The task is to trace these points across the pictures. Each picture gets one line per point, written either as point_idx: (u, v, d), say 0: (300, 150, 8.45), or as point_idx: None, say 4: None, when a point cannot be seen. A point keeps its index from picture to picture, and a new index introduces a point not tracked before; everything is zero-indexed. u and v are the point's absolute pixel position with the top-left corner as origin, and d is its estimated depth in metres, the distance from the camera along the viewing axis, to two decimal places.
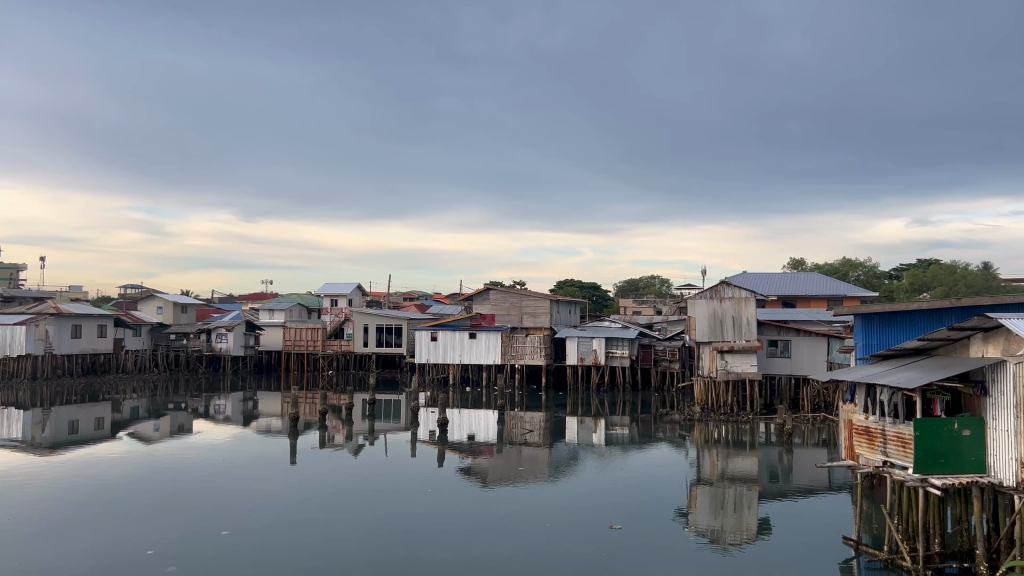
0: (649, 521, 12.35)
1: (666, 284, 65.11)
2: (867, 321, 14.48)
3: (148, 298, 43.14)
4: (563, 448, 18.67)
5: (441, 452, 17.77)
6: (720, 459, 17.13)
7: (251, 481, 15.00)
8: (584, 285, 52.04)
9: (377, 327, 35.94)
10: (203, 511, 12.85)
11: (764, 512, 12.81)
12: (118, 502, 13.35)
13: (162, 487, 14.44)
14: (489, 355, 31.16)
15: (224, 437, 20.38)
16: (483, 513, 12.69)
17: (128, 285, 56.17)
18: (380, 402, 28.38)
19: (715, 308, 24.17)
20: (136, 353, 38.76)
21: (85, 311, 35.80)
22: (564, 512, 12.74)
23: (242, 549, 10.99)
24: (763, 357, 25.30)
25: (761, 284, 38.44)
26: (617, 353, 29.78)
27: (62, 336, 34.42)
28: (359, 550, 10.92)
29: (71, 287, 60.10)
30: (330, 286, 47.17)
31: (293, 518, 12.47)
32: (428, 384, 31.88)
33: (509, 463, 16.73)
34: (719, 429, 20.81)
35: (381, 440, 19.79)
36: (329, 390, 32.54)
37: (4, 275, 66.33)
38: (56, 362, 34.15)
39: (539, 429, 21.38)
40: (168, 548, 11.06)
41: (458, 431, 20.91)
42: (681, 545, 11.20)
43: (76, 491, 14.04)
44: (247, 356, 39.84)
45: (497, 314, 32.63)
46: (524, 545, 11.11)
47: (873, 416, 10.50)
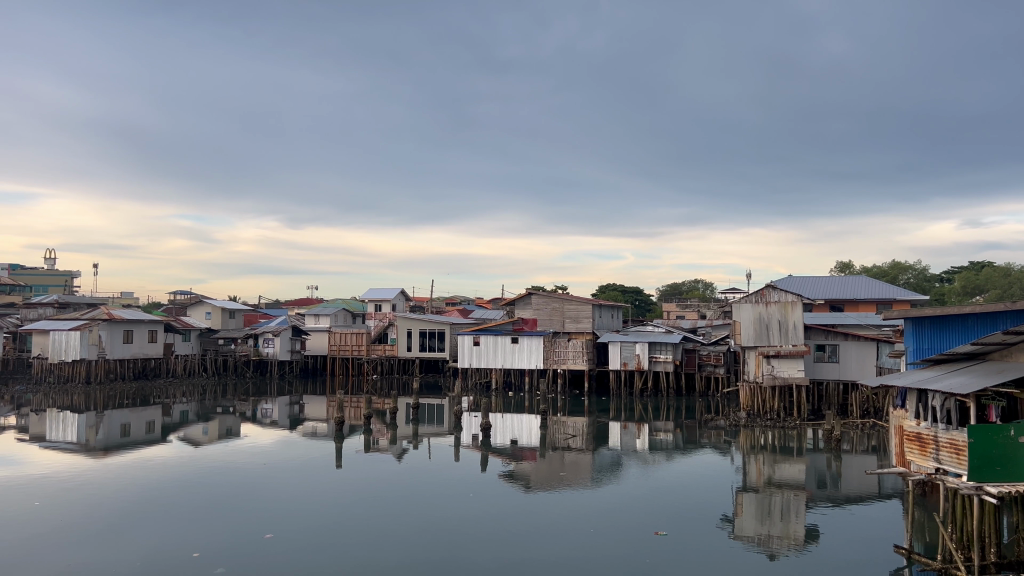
0: (694, 528, 12.15)
1: (710, 289, 64.50)
2: (917, 325, 14.09)
3: (198, 304, 43.90)
4: (606, 453, 18.57)
5: (484, 456, 17.81)
6: (766, 465, 16.85)
7: (296, 483, 15.22)
8: (628, 290, 51.87)
9: (421, 332, 36.17)
10: (244, 512, 13.08)
11: (812, 520, 12.52)
12: (167, 503, 13.65)
13: (208, 490, 14.65)
14: (532, 359, 31.29)
15: (270, 440, 20.68)
16: (523, 517, 12.72)
17: (177, 292, 57.31)
18: (423, 406, 28.53)
19: (761, 311, 23.78)
20: (186, 357, 39.50)
21: (136, 316, 36.54)
22: (611, 518, 12.62)
23: (287, 550, 11.12)
24: (811, 361, 24.87)
25: (808, 288, 37.83)
26: (661, 358, 29.41)
27: (114, 341, 35.22)
28: (400, 552, 11.05)
29: (122, 294, 61.61)
30: (375, 291, 47.63)
31: (335, 520, 12.59)
32: (470, 389, 32.05)
33: (551, 468, 16.63)
34: (765, 435, 20.50)
35: (425, 444, 19.87)
36: (373, 394, 32.81)
37: (58, 282, 68.30)
38: (109, 367, 34.88)
39: (582, 434, 21.26)
40: (214, 549, 11.21)
41: (500, 435, 20.96)
42: (728, 551, 11.05)
43: (125, 494, 14.23)
44: (293, 360, 40.12)
45: (540, 319, 32.36)
46: (563, 548, 11.15)
47: (925, 422, 10.24)
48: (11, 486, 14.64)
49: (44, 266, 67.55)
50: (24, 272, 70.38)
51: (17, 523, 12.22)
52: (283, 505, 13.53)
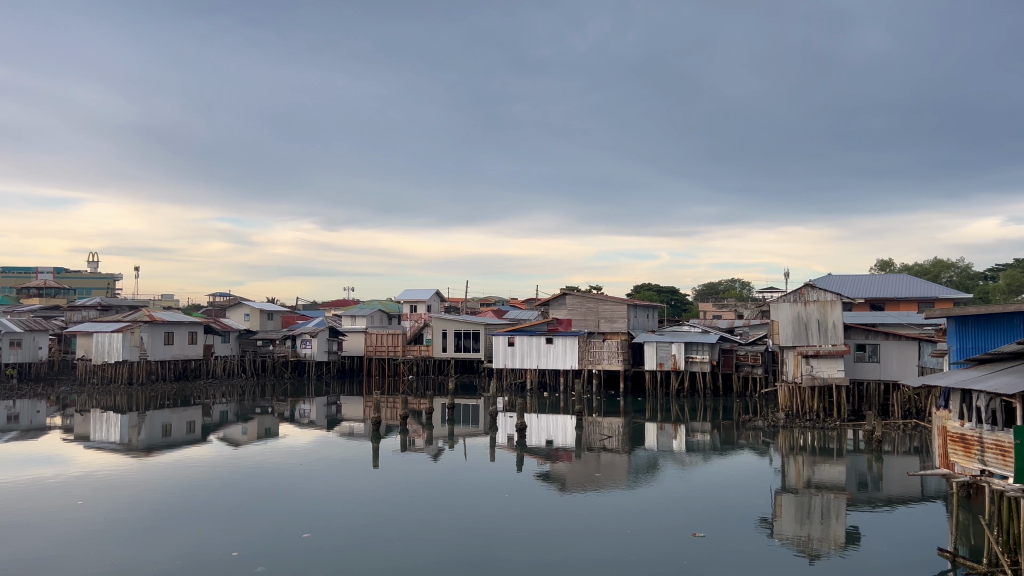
0: (732, 529, 12.04)
1: (747, 288, 63.85)
2: (961, 324, 13.79)
3: (236, 306, 44.44)
4: (642, 453, 18.44)
5: (519, 457, 17.79)
6: (806, 466, 16.60)
7: (331, 483, 15.35)
8: (663, 289, 51.55)
9: (456, 333, 36.25)
10: (282, 512, 13.18)
11: (852, 522, 12.34)
12: (210, 502, 13.83)
13: (247, 490, 14.79)
14: (567, 359, 31.23)
15: (308, 440, 20.84)
16: (557, 517, 12.66)
17: (216, 294, 58.06)
18: (459, 407, 28.62)
19: (799, 311, 23.48)
20: (225, 358, 40.03)
21: (176, 318, 37.11)
22: (647, 519, 12.52)
23: (325, 550, 11.19)
24: (851, 361, 24.51)
25: (847, 287, 37.27)
26: (697, 358, 29.17)
27: (155, 342, 35.82)
28: (434, 551, 11.08)
29: (163, 297, 62.64)
30: (410, 292, 47.84)
31: (371, 520, 12.63)
32: (505, 390, 32.06)
33: (587, 468, 16.55)
34: (804, 436, 20.25)
35: (460, 444, 19.94)
36: (409, 395, 32.96)
37: (101, 285, 69.67)
38: (150, 368, 35.45)
39: (618, 434, 21.12)
40: (252, 548, 11.31)
41: (535, 436, 20.93)
42: (767, 552, 10.92)
43: (166, 493, 14.40)
44: (330, 361, 40.48)
45: (574, 320, 32.26)
46: (599, 548, 11.08)
47: (969, 423, 10.02)
48: (57, 486, 14.94)
49: (87, 269, 69.00)
50: (67, 275, 71.89)
51: (62, 522, 12.46)
52: (321, 505, 13.64)
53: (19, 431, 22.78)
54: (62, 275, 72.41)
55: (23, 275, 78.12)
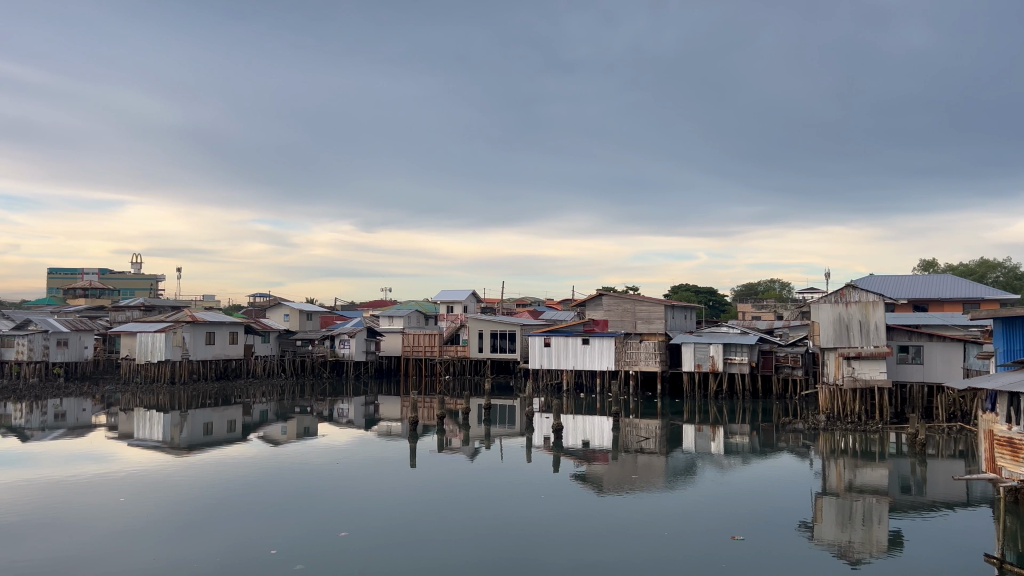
0: (771, 533, 11.85)
1: (786, 288, 63.16)
2: (1008, 325, 13.43)
3: (276, 306, 44.96)
4: (680, 455, 18.32)
5: (556, 457, 17.77)
6: (847, 470, 16.33)
7: (369, 483, 15.42)
8: (701, 290, 51.15)
9: (491, 334, 36.28)
10: (320, 511, 13.25)
11: (896, 526, 12.12)
12: (249, 500, 13.99)
13: (285, 488, 14.91)
14: (603, 360, 31.08)
15: (346, 439, 21.00)
16: (595, 518, 12.58)
17: (256, 295, 58.83)
18: (495, 407, 28.64)
19: (841, 312, 23.13)
20: (265, 358, 40.50)
21: (217, 318, 37.65)
22: (686, 522, 12.36)
23: (363, 549, 11.20)
24: (893, 363, 24.07)
25: (889, 287, 36.64)
26: (736, 359, 28.84)
27: (197, 342, 36.38)
28: (473, 551, 11.07)
29: (205, 297, 63.62)
30: (447, 292, 48.00)
31: (409, 520, 12.64)
32: (542, 391, 32.02)
33: (624, 470, 16.42)
34: (846, 439, 19.90)
35: (496, 444, 19.93)
36: (446, 395, 33.07)
37: (144, 285, 70.98)
38: (192, 368, 35.98)
39: (655, 436, 20.95)
40: (291, 546, 11.38)
41: (572, 437, 20.85)
42: (807, 556, 10.76)
43: (207, 492, 14.55)
44: (368, 361, 40.83)
45: (610, 321, 32.05)
46: (639, 552, 10.94)
47: (1018, 427, 9.75)
48: (101, 483, 15.18)
49: (132, 270, 70.36)
50: (112, 276, 73.41)
51: (106, 519, 12.65)
52: (358, 503, 13.75)
53: (65, 429, 23.24)
54: (106, 276, 73.93)
55: (70, 275, 79.89)
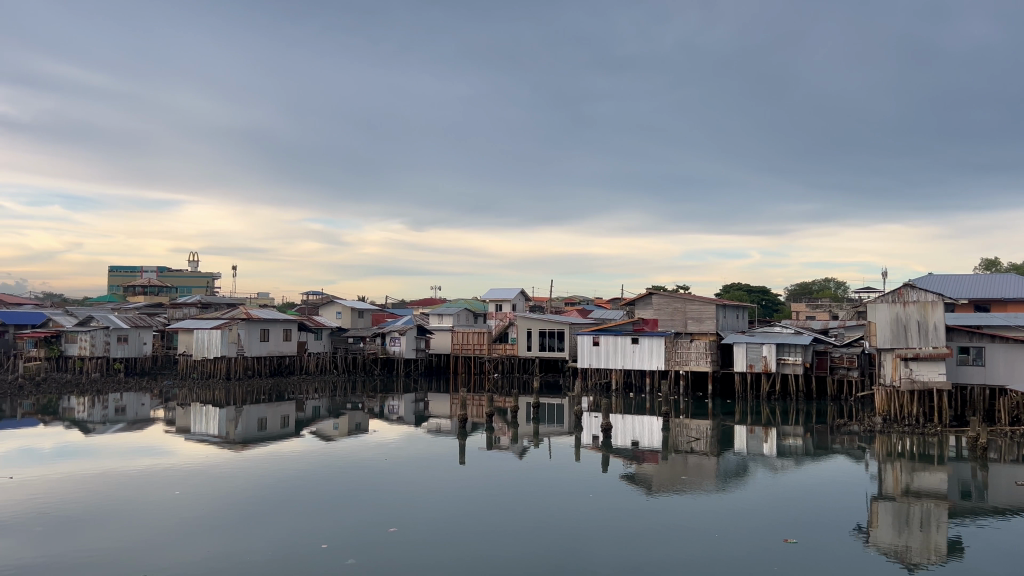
0: (826, 537, 11.56)
1: (841, 288, 61.90)
2: None
3: (328, 304, 45.55)
4: (731, 456, 18.09)
5: (605, 457, 17.63)
6: (904, 473, 15.90)
7: (420, 478, 15.50)
8: (753, 289, 50.46)
9: (540, 332, 36.16)
10: (370, 506, 13.34)
11: (955, 532, 11.74)
12: (301, 494, 14.17)
13: (337, 483, 15.07)
14: (653, 360, 30.76)
15: (396, 436, 21.17)
16: (645, 519, 12.41)
17: (308, 293, 59.66)
18: (544, 405, 28.62)
19: (898, 312, 22.60)
20: (318, 355, 40.96)
21: (271, 316, 38.21)
22: (739, 524, 12.13)
23: (412, 545, 11.24)
24: (953, 364, 23.41)
25: (949, 287, 35.65)
26: (789, 360, 28.33)
27: (252, 339, 37.02)
28: (522, 549, 10.99)
29: (259, 295, 64.82)
30: (496, 291, 48.08)
31: (459, 517, 12.64)
32: (591, 390, 31.92)
33: (674, 471, 16.25)
34: (903, 441, 19.41)
35: (545, 443, 19.83)
36: (494, 393, 33.13)
37: (201, 283, 72.55)
38: (248, 364, 36.61)
39: (706, 437, 20.67)
40: (342, 541, 11.44)
41: (621, 436, 20.68)
42: (863, 560, 10.50)
43: (262, 486, 14.77)
44: (418, 358, 41.06)
45: (661, 319, 31.85)
46: (689, 553, 10.77)
47: None
48: (158, 476, 15.49)
49: (189, 267, 71.75)
50: (170, 274, 75.19)
51: (165, 511, 12.93)
52: (409, 499, 13.83)
53: (125, 423, 23.78)
54: (163, 273, 75.75)
55: (129, 273, 81.77)
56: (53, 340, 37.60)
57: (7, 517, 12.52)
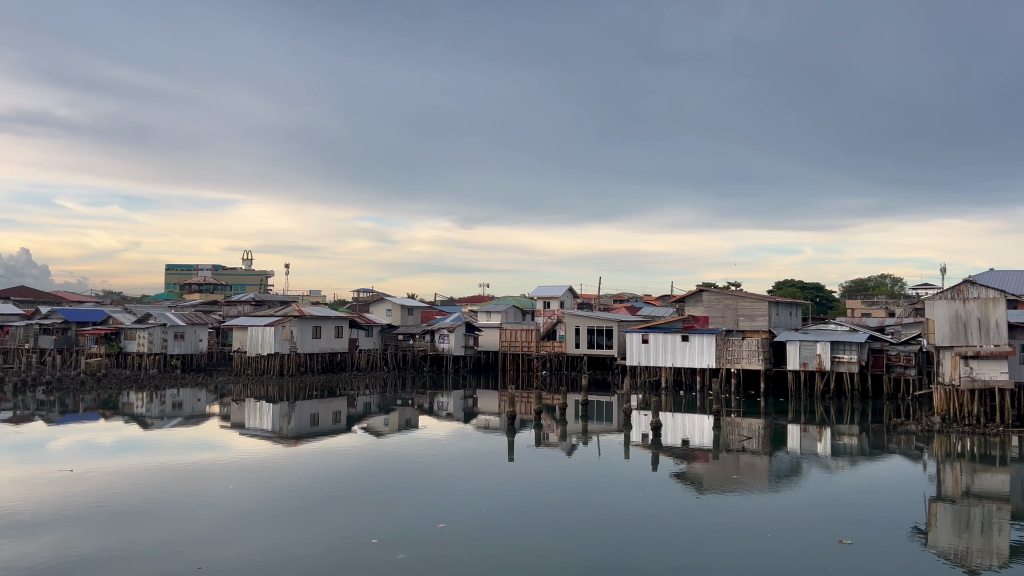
0: (882, 538, 11.27)
1: (899, 284, 60.43)
2: None
3: (378, 302, 45.92)
4: (784, 456, 17.78)
5: (654, 455, 17.45)
6: (964, 474, 15.45)
7: (469, 475, 15.51)
8: (807, 286, 49.59)
9: (589, 329, 35.96)
10: (420, 501, 13.41)
11: (1019, 535, 11.37)
12: (352, 489, 14.29)
13: (386, 478, 15.15)
14: (703, 358, 30.40)
15: (446, 432, 21.24)
16: (695, 519, 12.22)
17: (359, 291, 60.28)
18: (592, 403, 28.49)
19: (957, 309, 22.00)
20: (368, 352, 41.32)
21: (323, 313, 38.64)
22: (792, 524, 11.89)
23: (460, 541, 11.24)
24: (1016, 363, 22.70)
25: (1011, 284, 34.57)
26: (844, 358, 27.76)
27: (304, 336, 37.52)
28: (570, 548, 10.91)
29: (312, 293, 65.74)
30: (545, 287, 47.97)
31: (507, 514, 12.61)
32: (640, 388, 31.67)
33: (725, 470, 16.01)
34: (962, 442, 18.88)
35: (594, 441, 19.72)
36: (543, 390, 33.08)
37: (254, 281, 73.82)
38: (300, 361, 37.11)
39: (758, 436, 20.37)
40: (391, 537, 11.49)
41: (671, 435, 20.46)
42: (920, 563, 10.19)
43: (313, 481, 14.93)
44: (467, 356, 41.30)
45: (711, 317, 31.33)
46: (739, 553, 10.61)
47: None
48: (214, 470, 15.82)
49: (244, 266, 73.14)
50: (225, 272, 76.69)
51: (220, 503, 13.18)
52: (458, 495, 13.87)
53: (182, 418, 24.27)
54: (219, 272, 77.25)
55: (186, 271, 83.67)
56: (113, 337, 38.62)
57: (69, 508, 12.87)
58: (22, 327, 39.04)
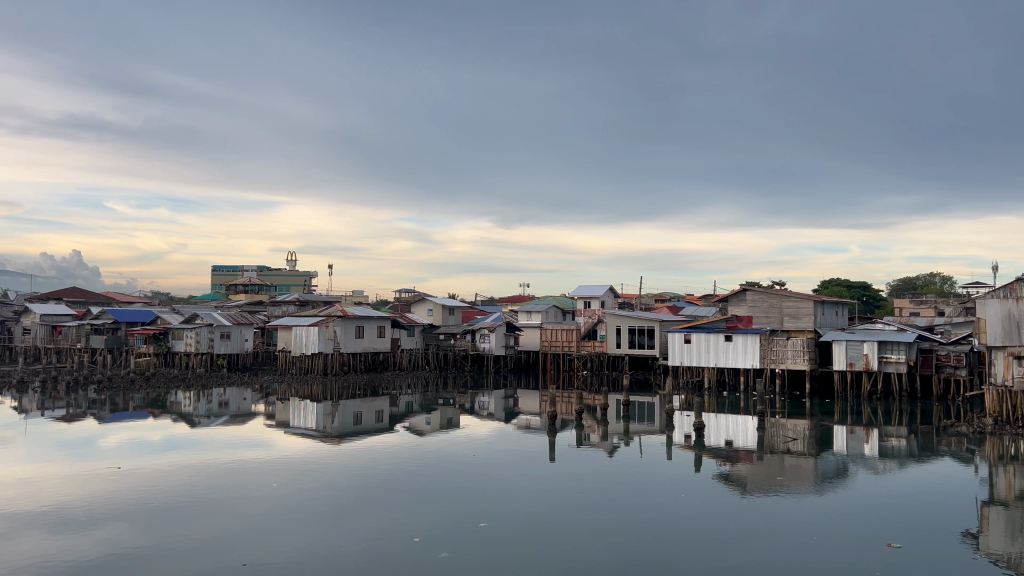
0: (933, 542, 11.02)
1: (949, 283, 59.14)
2: None
3: (420, 302, 46.13)
4: (830, 457, 17.47)
5: (697, 456, 17.26)
6: (1019, 478, 15.03)
7: (511, 474, 15.49)
8: (854, 285, 48.75)
9: (630, 329, 35.75)
10: (461, 501, 13.41)
11: None
12: (394, 487, 14.37)
13: (429, 477, 15.19)
14: (747, 358, 30.02)
15: (487, 431, 21.26)
16: (737, 520, 12.10)
17: (400, 291, 60.61)
18: (634, 403, 28.29)
19: (1010, 308, 21.43)
20: (410, 351, 41.52)
21: (366, 313, 38.94)
22: (840, 527, 11.68)
23: (502, 540, 11.26)
24: None
25: None
26: (892, 358, 27.25)
27: (347, 335, 37.85)
28: (612, 549, 10.83)
29: (354, 293, 66.33)
30: (586, 287, 47.77)
31: (548, 513, 12.62)
32: (682, 388, 31.37)
33: (770, 472, 15.78)
34: (1016, 444, 18.38)
35: (636, 441, 19.58)
36: (585, 390, 32.95)
37: (298, 282, 74.70)
38: (343, 360, 37.41)
39: (803, 437, 20.07)
40: (433, 536, 11.50)
41: (714, 436, 20.24)
42: (972, 568, 9.92)
43: (356, 479, 15.04)
44: (507, 355, 41.39)
45: (755, 317, 31.02)
46: (784, 556, 10.44)
47: None
48: (258, 468, 16.02)
49: (288, 267, 74.12)
50: (270, 273, 77.80)
51: (265, 501, 13.33)
52: (500, 494, 13.87)
53: (228, 417, 24.63)
54: (264, 273, 78.36)
55: (232, 272, 85.04)
56: (161, 336, 39.32)
57: (119, 504, 13.13)
58: (74, 326, 40.16)
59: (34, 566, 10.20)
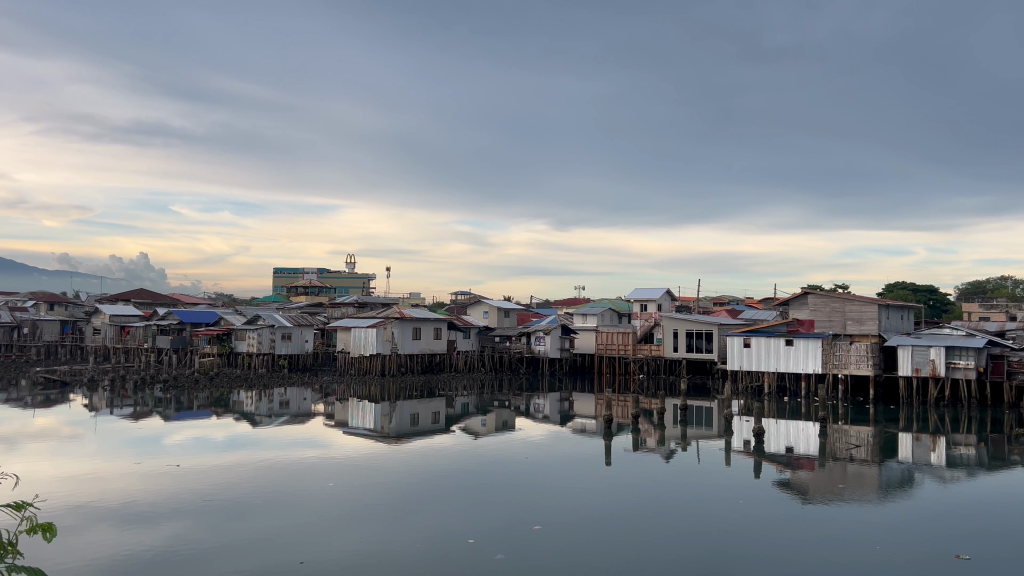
0: (1006, 553, 10.63)
1: (1021, 286, 57.27)
2: None
3: (476, 303, 46.38)
4: (894, 465, 17.03)
5: (756, 462, 16.97)
6: None
7: (565, 477, 15.44)
8: (919, 288, 47.37)
9: (688, 332, 35.38)
10: (515, 503, 13.37)
11: None
12: (449, 488, 14.43)
13: (481, 479, 15.24)
14: (809, 363, 29.28)
15: (543, 434, 21.27)
16: (797, 527, 11.84)
17: (457, 293, 60.94)
18: (692, 407, 27.96)
19: None
20: (466, 353, 41.65)
21: (423, 315, 39.28)
22: (903, 536, 11.36)
23: (556, 542, 11.26)
24: None
25: None
26: (960, 364, 26.45)
27: (405, 337, 38.25)
28: (667, 553, 10.73)
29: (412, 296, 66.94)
30: (642, 290, 47.39)
31: (600, 515, 12.62)
32: (742, 393, 30.87)
33: (832, 479, 15.42)
34: None
35: (694, 446, 19.35)
36: (641, 394, 32.67)
37: (357, 283, 75.75)
38: (400, 361, 37.70)
39: (867, 444, 19.62)
40: (488, 536, 11.53)
41: (774, 441, 19.91)
42: None
43: (411, 479, 15.14)
44: (563, 358, 41.12)
45: (817, 321, 30.41)
46: (844, 563, 10.20)
47: None
48: (316, 466, 16.28)
49: (347, 269, 75.22)
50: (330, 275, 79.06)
51: (322, 498, 13.57)
52: (553, 496, 13.87)
53: (288, 416, 25.05)
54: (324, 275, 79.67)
55: (292, 275, 86.72)
56: (224, 337, 40.24)
57: (183, 500, 13.45)
58: (142, 326, 41.34)
59: (101, 559, 10.48)
